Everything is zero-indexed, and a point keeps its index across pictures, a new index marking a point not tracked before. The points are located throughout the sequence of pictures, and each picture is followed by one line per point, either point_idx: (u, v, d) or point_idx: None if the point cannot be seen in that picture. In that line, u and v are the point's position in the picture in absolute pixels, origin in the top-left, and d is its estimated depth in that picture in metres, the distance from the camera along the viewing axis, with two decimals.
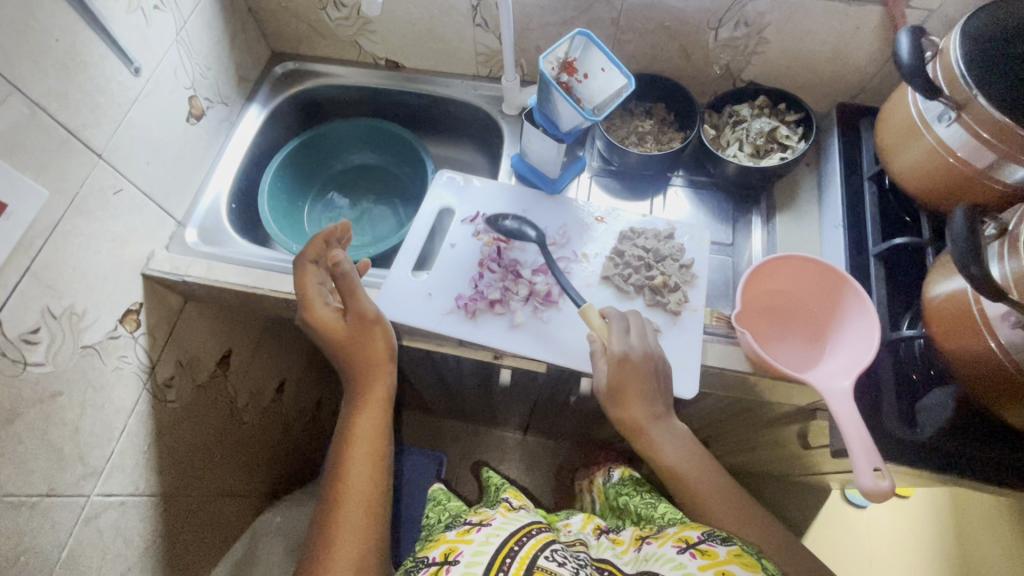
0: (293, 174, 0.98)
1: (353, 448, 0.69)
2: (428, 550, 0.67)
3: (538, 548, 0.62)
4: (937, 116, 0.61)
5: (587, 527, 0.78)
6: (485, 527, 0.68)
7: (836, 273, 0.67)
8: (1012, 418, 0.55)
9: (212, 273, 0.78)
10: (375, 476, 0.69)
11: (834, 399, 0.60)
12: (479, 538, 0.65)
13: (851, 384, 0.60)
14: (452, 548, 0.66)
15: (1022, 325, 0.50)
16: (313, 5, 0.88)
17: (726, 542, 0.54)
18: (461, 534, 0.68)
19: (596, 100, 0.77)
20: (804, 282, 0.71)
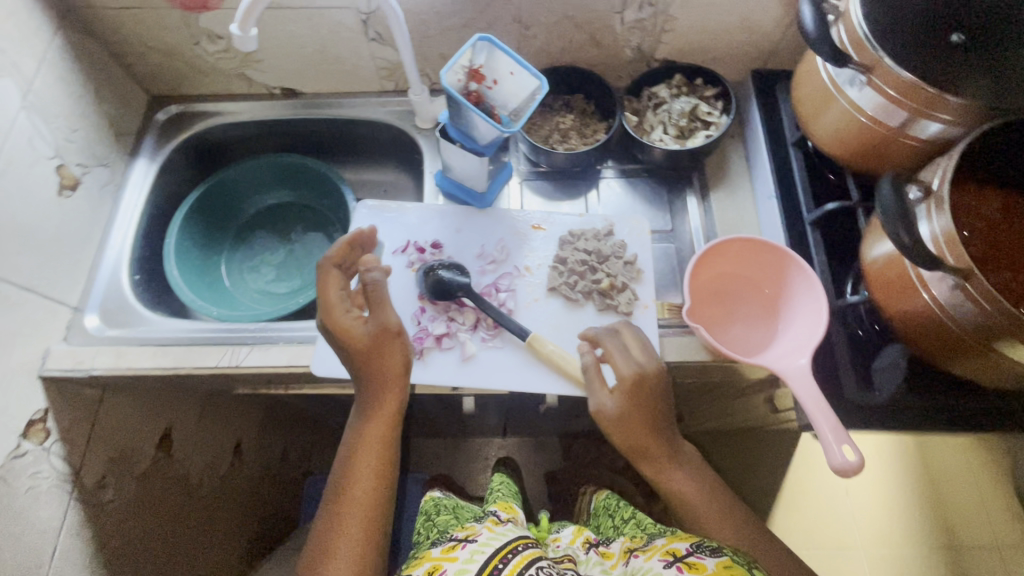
0: (201, 227, 0.89)
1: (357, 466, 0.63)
2: (411, 568, 0.63)
3: (526, 563, 0.59)
4: (848, 80, 0.60)
5: (576, 540, 0.76)
6: (470, 542, 0.64)
7: (779, 249, 0.67)
8: (959, 369, 0.57)
9: (122, 360, 0.69)
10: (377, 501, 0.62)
11: (795, 379, 0.59)
12: (464, 555, 0.61)
13: (809, 361, 0.60)
14: (436, 566, 0.61)
15: (959, 287, 0.50)
16: (184, 40, 0.79)
17: (715, 553, 0.54)
18: (445, 549, 0.64)
19: (511, 104, 0.72)
20: (750, 262, 0.70)
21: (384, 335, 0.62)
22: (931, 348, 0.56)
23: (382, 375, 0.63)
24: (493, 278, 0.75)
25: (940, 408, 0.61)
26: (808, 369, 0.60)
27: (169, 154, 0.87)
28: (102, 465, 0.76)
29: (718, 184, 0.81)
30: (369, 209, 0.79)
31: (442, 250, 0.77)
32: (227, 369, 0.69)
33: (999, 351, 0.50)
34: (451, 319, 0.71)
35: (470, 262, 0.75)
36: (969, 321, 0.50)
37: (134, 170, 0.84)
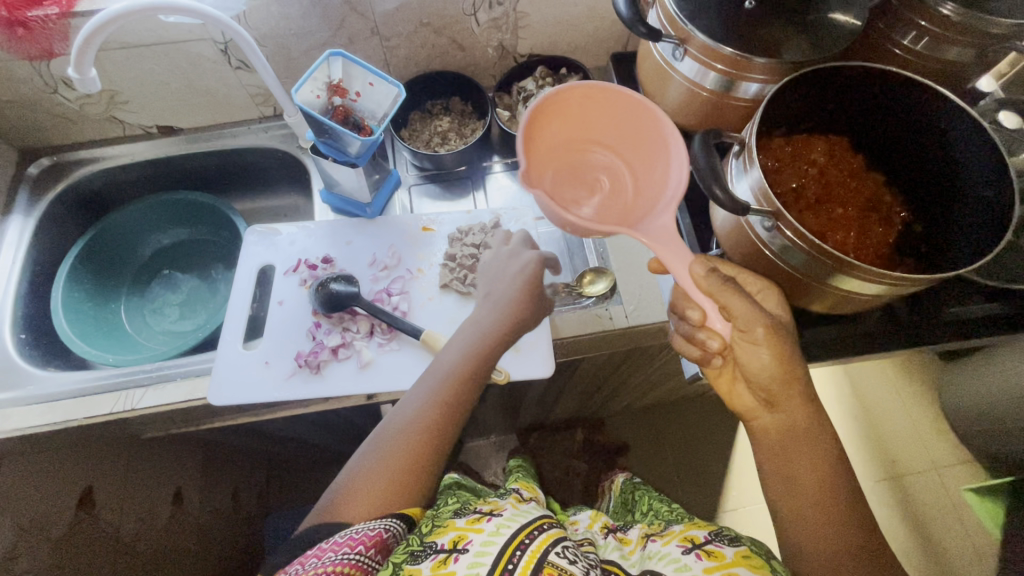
0: (92, 277, 0.87)
1: (439, 379, 0.62)
2: (434, 536, 0.57)
3: (552, 540, 0.54)
4: (673, 55, 0.65)
5: (595, 525, 0.72)
6: (495, 516, 0.59)
7: (617, 93, 0.60)
8: (808, 305, 0.62)
9: (9, 422, 0.67)
10: (443, 427, 0.60)
11: (669, 244, 0.53)
12: (489, 527, 0.56)
13: (672, 213, 0.54)
14: (460, 535, 0.56)
15: (776, 230, 0.55)
16: (41, 90, 0.77)
17: (734, 543, 0.54)
18: (470, 521, 0.59)
19: (378, 112, 0.75)
20: (598, 120, 0.63)
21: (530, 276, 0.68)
22: (776, 288, 0.62)
23: (508, 310, 0.66)
24: (387, 284, 0.76)
25: (805, 341, 0.66)
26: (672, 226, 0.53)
27: (48, 208, 0.85)
28: (12, 534, 0.72)
29: None
30: (256, 233, 0.78)
31: (334, 265, 0.77)
32: (124, 414, 0.68)
33: (826, 283, 0.56)
34: (346, 329, 0.72)
35: (362, 271, 0.77)
36: (794, 261, 0.56)
37: (11, 227, 0.82)
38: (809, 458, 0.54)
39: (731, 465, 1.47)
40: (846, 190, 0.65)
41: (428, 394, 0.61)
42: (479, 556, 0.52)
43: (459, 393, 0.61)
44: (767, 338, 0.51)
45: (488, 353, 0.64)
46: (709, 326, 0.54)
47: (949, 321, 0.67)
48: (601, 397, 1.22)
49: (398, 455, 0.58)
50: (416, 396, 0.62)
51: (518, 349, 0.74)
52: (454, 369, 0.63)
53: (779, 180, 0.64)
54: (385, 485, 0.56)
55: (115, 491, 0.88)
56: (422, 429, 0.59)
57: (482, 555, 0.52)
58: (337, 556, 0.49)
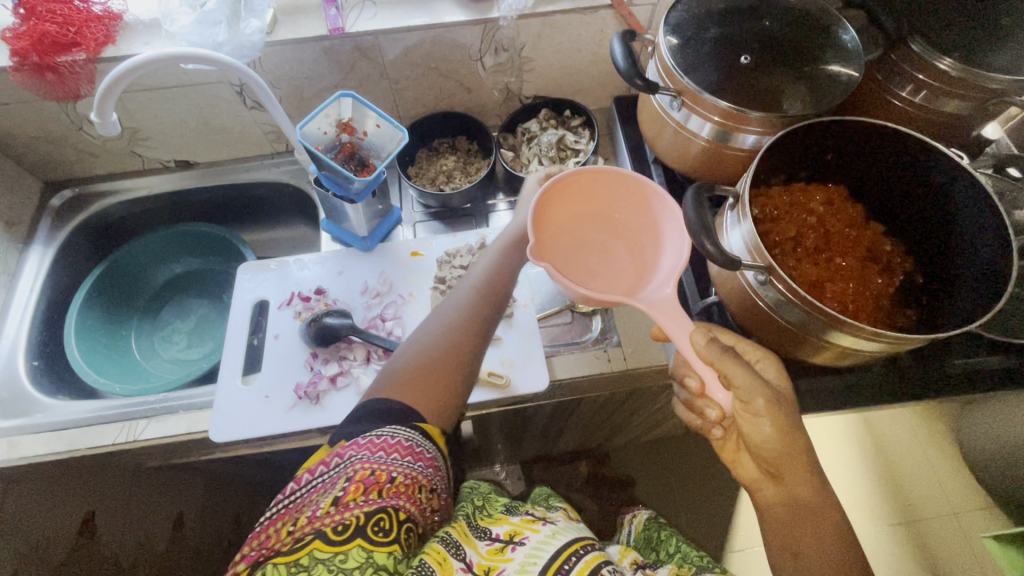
0: (104, 305, 0.89)
1: (465, 300, 0.66)
2: (490, 524, 0.56)
3: (602, 560, 0.50)
4: (670, 105, 0.66)
5: (624, 561, 0.65)
6: (551, 522, 0.56)
7: (617, 172, 0.62)
8: (807, 356, 0.61)
9: (16, 451, 0.68)
10: (476, 341, 0.63)
11: (674, 314, 0.54)
12: (547, 529, 0.53)
13: (675, 288, 0.55)
14: (516, 529, 0.55)
15: (770, 284, 0.55)
16: (67, 128, 0.81)
17: None
18: (524, 519, 0.57)
19: (383, 152, 0.77)
20: (597, 198, 0.65)
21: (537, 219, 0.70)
22: (773, 341, 0.61)
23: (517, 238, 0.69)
24: (380, 311, 0.78)
25: (802, 391, 0.65)
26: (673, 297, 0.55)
27: (67, 238, 0.88)
28: (13, 562, 0.73)
29: None
30: (248, 269, 0.80)
31: (327, 295, 0.79)
32: (126, 445, 0.69)
33: (821, 337, 0.56)
34: (343, 357, 0.73)
35: (355, 301, 0.78)
36: (790, 315, 0.56)
37: (30, 258, 0.85)
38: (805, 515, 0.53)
39: (738, 504, 1.44)
40: (845, 240, 0.65)
41: (452, 318, 0.64)
42: (537, 550, 0.50)
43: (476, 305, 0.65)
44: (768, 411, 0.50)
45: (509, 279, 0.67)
46: (710, 396, 0.54)
47: (955, 373, 0.66)
48: (603, 431, 1.21)
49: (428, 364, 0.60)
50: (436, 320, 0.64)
51: (512, 364, 0.72)
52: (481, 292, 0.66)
53: (778, 229, 0.64)
54: (419, 390, 0.58)
55: (116, 517, 0.89)
56: (454, 340, 0.62)
57: (539, 548, 0.50)
58: (404, 461, 0.52)
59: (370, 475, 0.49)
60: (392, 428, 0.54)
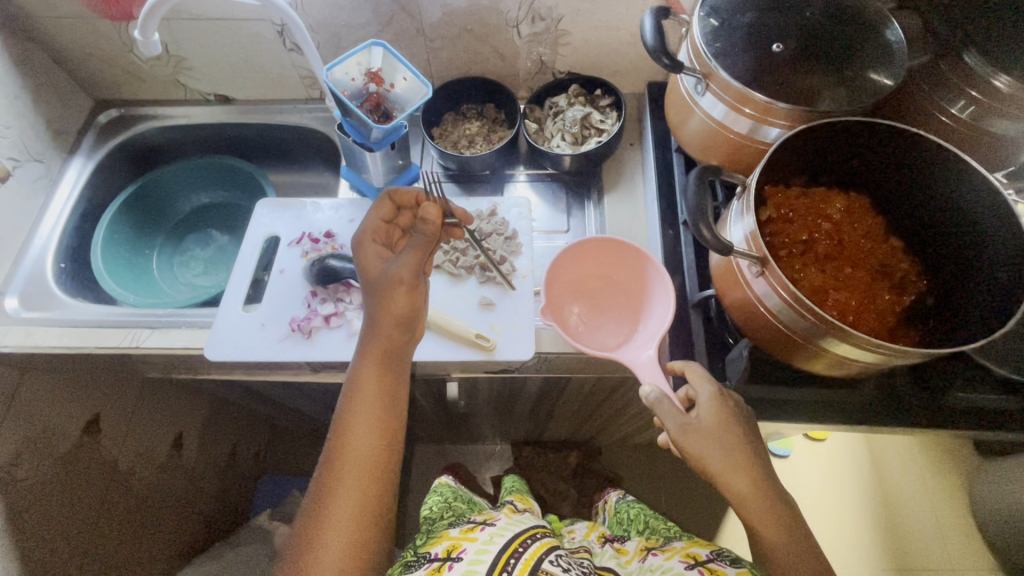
0: (132, 222, 0.93)
1: (352, 432, 0.59)
2: (431, 545, 0.68)
3: (545, 549, 0.63)
4: (697, 90, 0.65)
5: (592, 535, 0.85)
6: (489, 527, 0.68)
7: (623, 243, 0.70)
8: (796, 362, 0.59)
9: (31, 339, 0.73)
10: (378, 467, 0.59)
11: (647, 374, 0.62)
12: (482, 537, 0.65)
13: (654, 351, 0.63)
14: (455, 544, 0.66)
15: (767, 278, 0.53)
16: (119, 48, 0.85)
17: (734, 564, 0.62)
18: (464, 532, 0.69)
19: (406, 105, 0.77)
20: (607, 264, 0.72)
21: (398, 314, 0.62)
22: (763, 342, 0.60)
23: (386, 336, 0.62)
24: None
25: (788, 398, 0.63)
26: (654, 358, 0.63)
27: (107, 154, 0.93)
28: (19, 443, 0.81)
29: (614, 188, 0.85)
30: (267, 204, 0.83)
31: (336, 240, 0.81)
32: (129, 349, 0.73)
33: (812, 340, 0.54)
34: (340, 300, 0.75)
35: None
36: (783, 314, 0.54)
37: (71, 168, 0.90)
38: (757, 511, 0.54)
39: (723, 520, 1.42)
40: (859, 251, 0.62)
41: (353, 450, 0.59)
42: (474, 564, 0.60)
43: (375, 421, 0.60)
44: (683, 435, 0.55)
45: (392, 391, 0.61)
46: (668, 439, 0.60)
47: (953, 406, 0.63)
48: (593, 421, 1.20)
49: (349, 514, 0.56)
50: (337, 453, 0.59)
51: (501, 331, 0.73)
52: (363, 419, 0.60)
53: (788, 229, 0.62)
54: (351, 540, 0.56)
55: (120, 423, 0.98)
56: (363, 465, 0.58)
57: (477, 561, 0.61)
58: None
59: None
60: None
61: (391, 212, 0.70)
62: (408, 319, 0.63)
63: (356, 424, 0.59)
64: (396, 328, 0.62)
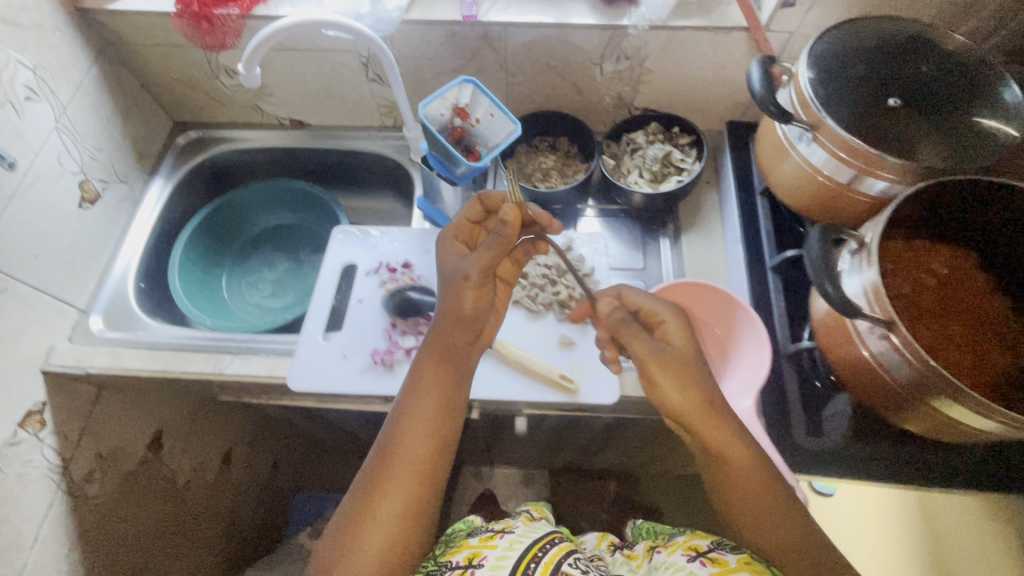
0: (206, 242, 0.95)
1: (410, 424, 0.58)
2: (450, 554, 0.63)
3: (564, 553, 0.59)
4: (798, 136, 0.64)
5: (602, 544, 0.72)
6: (508, 533, 0.64)
7: (729, 298, 0.68)
8: (902, 422, 0.58)
9: (118, 361, 0.75)
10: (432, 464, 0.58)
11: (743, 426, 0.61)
12: (503, 543, 0.61)
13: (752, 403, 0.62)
14: (475, 552, 0.61)
15: (888, 339, 0.52)
16: (205, 74, 0.87)
17: (736, 550, 0.54)
18: (484, 539, 0.64)
19: (491, 141, 0.78)
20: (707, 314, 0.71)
21: (467, 312, 0.62)
22: (870, 398, 0.59)
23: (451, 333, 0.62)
24: None
25: (888, 455, 0.61)
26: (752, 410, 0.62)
27: (184, 175, 0.95)
28: (92, 461, 0.82)
29: (691, 227, 0.84)
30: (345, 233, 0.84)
31: (413, 270, 0.81)
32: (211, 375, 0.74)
33: (929, 403, 0.52)
34: (420, 333, 0.75)
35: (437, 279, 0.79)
36: (899, 373, 0.53)
37: (151, 188, 0.92)
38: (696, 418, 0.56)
39: None
40: (963, 310, 0.61)
41: (408, 442, 0.57)
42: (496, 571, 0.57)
43: (434, 419, 0.59)
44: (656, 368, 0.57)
45: (451, 392, 0.61)
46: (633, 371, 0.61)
47: None
48: (643, 455, 1.17)
49: (395, 507, 0.55)
50: (389, 441, 0.58)
51: (583, 371, 0.72)
52: (423, 412, 0.59)
53: (892, 284, 0.60)
54: (393, 532, 0.54)
55: (179, 439, 0.98)
56: (415, 459, 0.57)
57: (498, 567, 0.57)
58: None
59: None
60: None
61: (479, 213, 0.70)
62: (474, 316, 0.62)
63: (415, 418, 0.58)
64: (462, 324, 0.62)
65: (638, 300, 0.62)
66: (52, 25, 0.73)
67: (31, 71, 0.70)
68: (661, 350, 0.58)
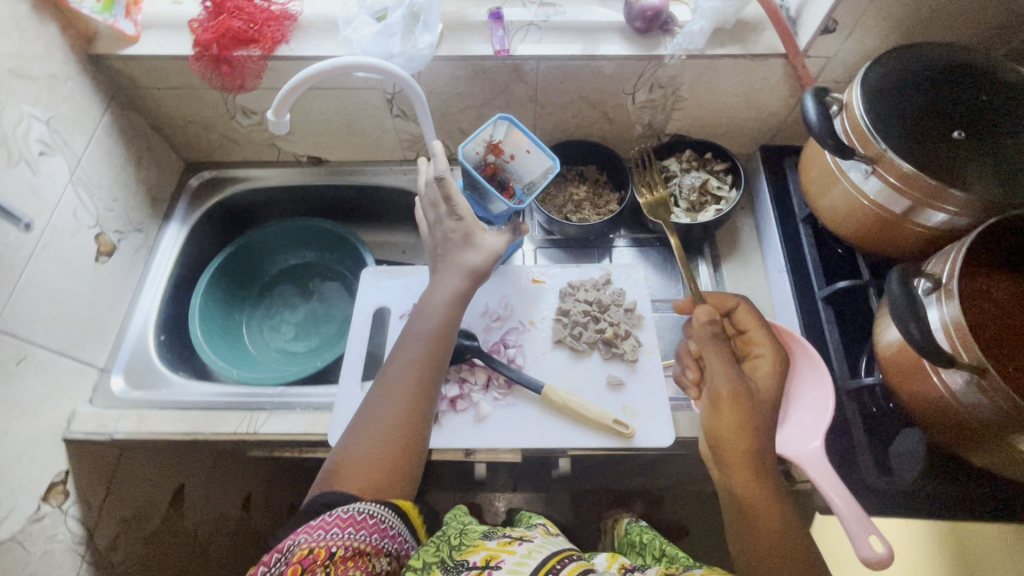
0: (224, 287, 0.91)
1: (408, 354, 0.63)
2: (465, 554, 0.55)
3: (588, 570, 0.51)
4: (851, 166, 0.63)
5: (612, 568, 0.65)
6: (526, 542, 0.57)
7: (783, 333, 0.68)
8: (979, 461, 0.56)
9: (145, 424, 0.71)
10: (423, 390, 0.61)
11: (814, 468, 0.58)
12: (522, 550, 0.54)
13: (822, 444, 0.59)
14: (492, 554, 0.55)
15: (971, 381, 0.50)
16: (221, 115, 0.84)
17: None
18: (501, 544, 0.57)
19: (525, 178, 0.76)
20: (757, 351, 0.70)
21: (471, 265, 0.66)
22: (945, 435, 0.56)
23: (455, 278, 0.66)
24: (500, 336, 0.76)
25: (960, 493, 0.60)
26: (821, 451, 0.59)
27: (200, 218, 0.91)
28: (116, 526, 0.77)
29: (730, 255, 0.83)
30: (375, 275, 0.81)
31: None
32: (245, 435, 0.70)
33: (1012, 443, 0.50)
34: (463, 380, 0.72)
35: (476, 321, 0.77)
36: (981, 413, 0.51)
37: (166, 233, 0.88)
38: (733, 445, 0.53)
39: None
40: None
41: (403, 368, 0.62)
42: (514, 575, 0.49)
43: (431, 354, 0.63)
44: (727, 404, 0.54)
45: (448, 329, 0.65)
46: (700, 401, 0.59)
47: None
48: (674, 480, 1.14)
49: (388, 425, 0.59)
50: (390, 370, 0.62)
51: (635, 414, 0.69)
52: (421, 347, 0.63)
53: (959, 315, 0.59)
54: (384, 450, 0.57)
55: (202, 493, 0.94)
56: (411, 387, 0.61)
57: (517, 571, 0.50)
58: (353, 535, 0.51)
59: (308, 555, 0.48)
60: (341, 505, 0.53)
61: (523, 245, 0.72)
62: (482, 276, 0.67)
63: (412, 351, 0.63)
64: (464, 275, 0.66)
65: (746, 321, 0.63)
66: (64, 73, 0.69)
67: (44, 124, 0.67)
68: (738, 387, 0.54)
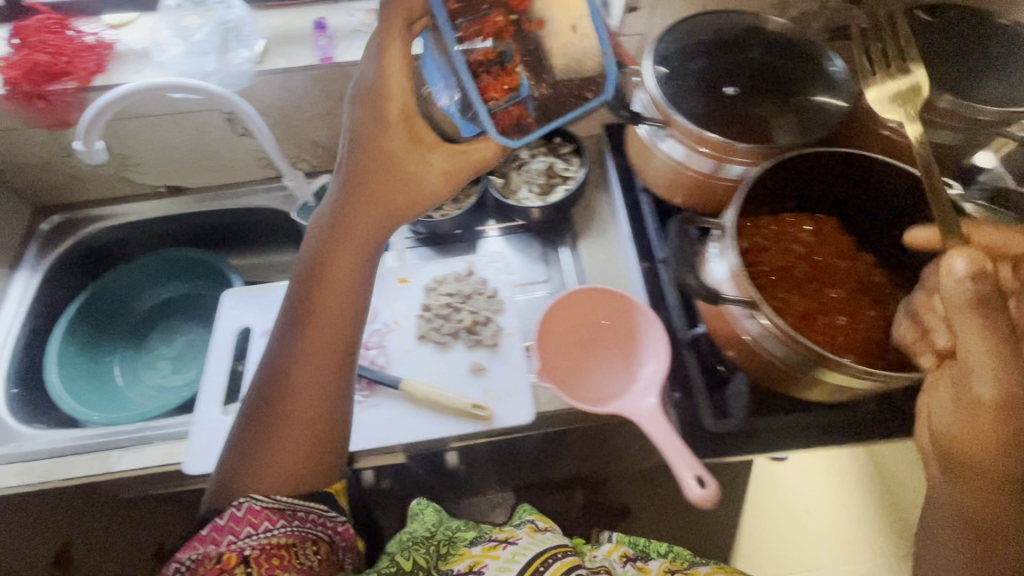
0: (88, 329, 0.88)
1: (311, 336, 0.57)
2: (451, 562, 0.60)
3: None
4: (657, 135, 0.66)
5: (613, 552, 0.66)
6: (512, 542, 0.59)
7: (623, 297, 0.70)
8: (795, 392, 0.60)
9: None
10: (337, 371, 0.57)
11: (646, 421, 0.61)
12: (504, 552, 0.58)
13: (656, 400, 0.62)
14: (476, 560, 0.58)
15: (756, 318, 0.54)
16: (57, 154, 0.81)
17: None
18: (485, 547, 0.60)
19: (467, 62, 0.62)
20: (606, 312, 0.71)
21: (398, 200, 0.55)
22: (764, 375, 0.60)
23: (366, 225, 0.56)
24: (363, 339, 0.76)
25: (793, 425, 0.63)
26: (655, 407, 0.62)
27: (53, 263, 0.88)
28: None
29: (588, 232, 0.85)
30: (235, 295, 0.80)
31: None
32: (98, 477, 0.67)
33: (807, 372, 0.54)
34: None
35: None
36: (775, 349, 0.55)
37: (15, 282, 0.84)
38: (974, 451, 0.43)
39: None
40: (832, 270, 0.64)
41: (305, 356, 0.57)
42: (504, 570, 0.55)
43: (332, 329, 0.58)
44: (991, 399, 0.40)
45: (354, 296, 0.59)
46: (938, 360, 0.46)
47: None
48: None
49: (297, 419, 0.55)
50: (293, 356, 0.57)
51: (496, 396, 0.70)
52: (322, 322, 0.57)
53: (768, 257, 0.64)
54: (297, 448, 0.55)
55: None
56: (318, 373, 0.57)
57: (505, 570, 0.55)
58: (271, 530, 0.50)
59: (217, 563, 0.47)
60: (242, 497, 0.51)
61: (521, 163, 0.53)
62: (409, 209, 0.56)
63: (313, 330, 0.57)
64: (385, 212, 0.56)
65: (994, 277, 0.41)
66: None
67: None
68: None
